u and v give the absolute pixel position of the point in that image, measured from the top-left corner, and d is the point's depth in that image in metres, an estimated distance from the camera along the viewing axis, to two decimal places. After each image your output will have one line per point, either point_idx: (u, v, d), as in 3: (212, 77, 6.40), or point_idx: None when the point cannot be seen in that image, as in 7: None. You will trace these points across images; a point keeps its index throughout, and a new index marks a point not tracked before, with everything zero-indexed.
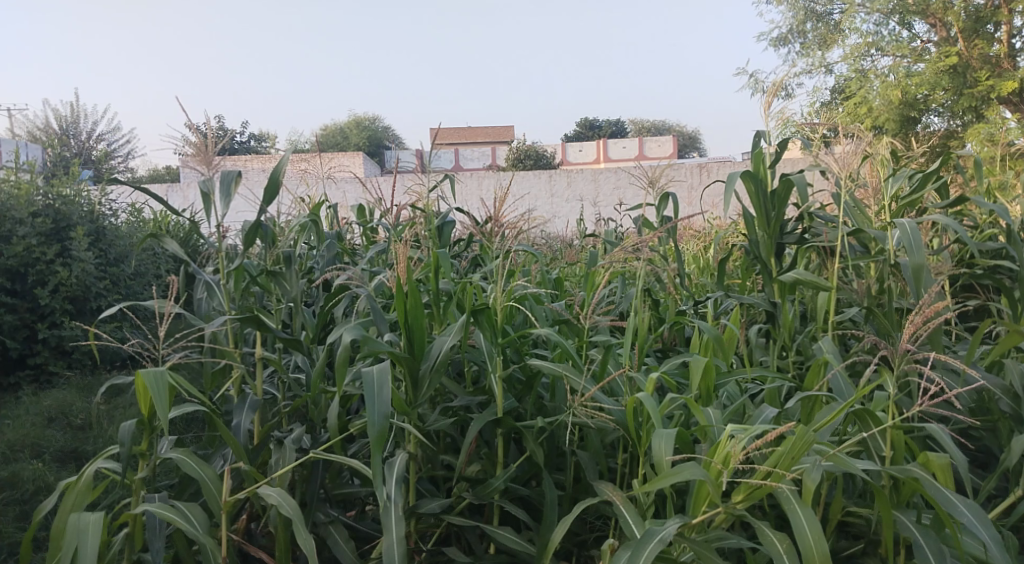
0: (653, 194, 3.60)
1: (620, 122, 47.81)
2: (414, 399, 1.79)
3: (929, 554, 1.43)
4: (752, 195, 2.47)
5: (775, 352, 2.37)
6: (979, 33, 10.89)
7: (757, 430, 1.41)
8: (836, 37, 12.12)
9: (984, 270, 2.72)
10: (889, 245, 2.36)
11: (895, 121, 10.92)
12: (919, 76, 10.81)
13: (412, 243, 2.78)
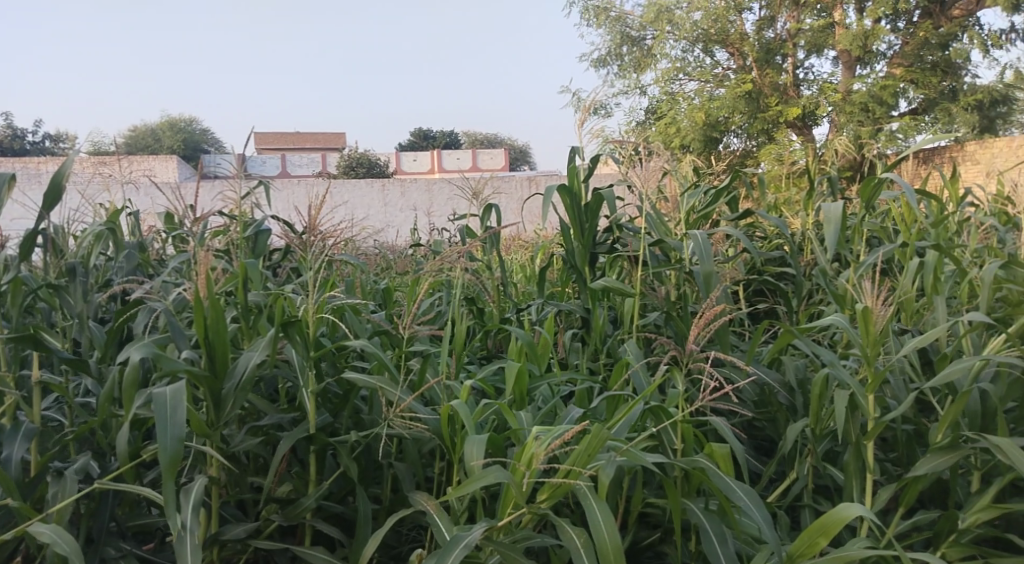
0: (477, 206, 3.63)
1: (452, 134, 48.39)
2: (216, 419, 1.69)
3: (714, 537, 1.55)
4: (567, 207, 2.55)
5: (588, 356, 2.46)
6: (770, 63, 12.03)
7: (559, 430, 1.46)
8: (649, 60, 12.91)
9: (770, 277, 2.98)
10: (686, 254, 2.53)
11: (700, 141, 11.81)
12: (720, 100, 11.75)
13: (222, 254, 2.63)
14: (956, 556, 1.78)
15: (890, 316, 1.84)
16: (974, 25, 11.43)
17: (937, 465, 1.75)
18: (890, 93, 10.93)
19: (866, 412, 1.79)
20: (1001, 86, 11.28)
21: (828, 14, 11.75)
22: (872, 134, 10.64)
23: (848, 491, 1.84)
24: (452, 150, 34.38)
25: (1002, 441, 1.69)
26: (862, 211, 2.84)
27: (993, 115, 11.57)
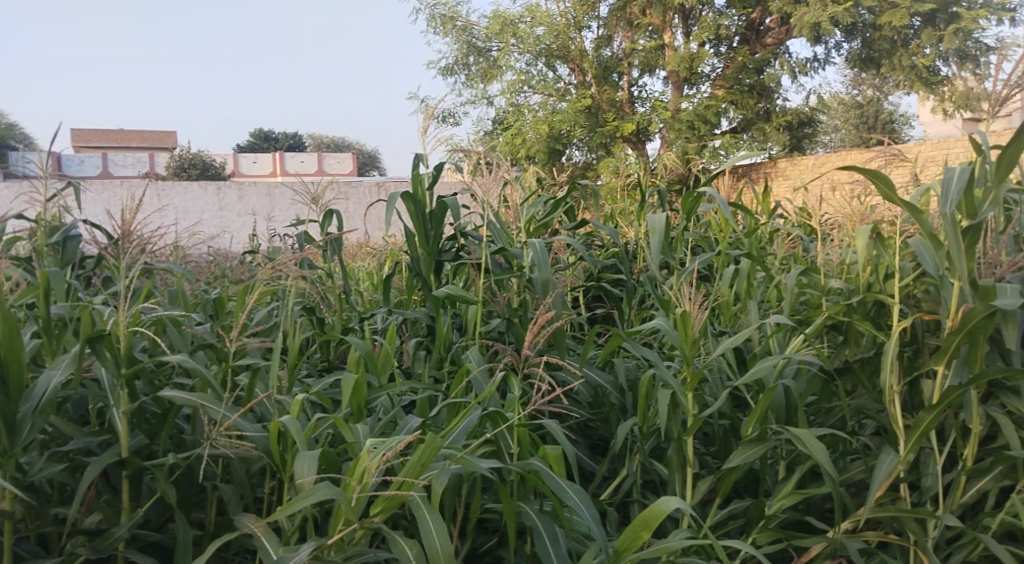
0: (315, 211, 3.51)
1: (296, 139, 46.97)
2: (10, 447, 1.53)
3: (546, 539, 1.58)
4: (412, 214, 2.53)
5: (432, 364, 2.43)
6: (607, 80, 12.57)
7: (391, 441, 1.44)
8: (494, 72, 13.12)
9: (608, 283, 3.10)
10: (526, 262, 2.57)
11: (544, 153, 12.10)
12: (562, 113, 12.13)
13: (24, 262, 2.39)
14: (765, 540, 1.93)
15: (707, 319, 1.96)
16: (785, 53, 12.50)
17: (747, 457, 1.90)
18: (713, 112, 11.73)
19: (687, 409, 1.91)
20: (808, 109, 12.40)
21: (658, 36, 12.44)
22: (697, 151, 11.39)
23: (671, 484, 1.96)
24: (294, 155, 33.33)
25: (802, 432, 1.86)
26: (685, 221, 3.02)
27: (801, 135, 12.70)
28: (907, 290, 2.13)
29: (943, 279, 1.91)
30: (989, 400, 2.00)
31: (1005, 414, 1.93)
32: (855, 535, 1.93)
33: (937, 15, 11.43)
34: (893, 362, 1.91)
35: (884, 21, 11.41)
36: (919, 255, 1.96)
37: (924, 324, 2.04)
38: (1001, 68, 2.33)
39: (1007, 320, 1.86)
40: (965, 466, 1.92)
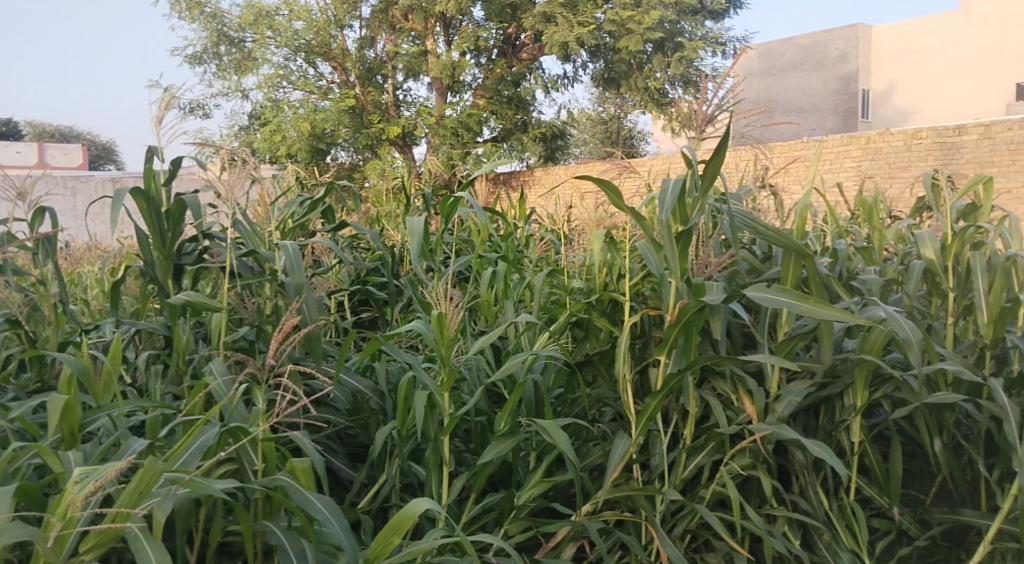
0: (26, 207, 3.07)
1: (14, 126, 41.43)
2: None
3: (293, 556, 1.53)
4: (145, 213, 2.28)
5: (170, 378, 2.21)
6: (371, 82, 12.44)
7: (104, 469, 1.33)
8: (248, 64, 12.46)
9: (372, 286, 3.05)
10: (277, 265, 2.43)
11: (306, 152, 11.76)
12: (324, 112, 11.82)
13: None
14: (516, 530, 2.01)
15: (459, 320, 1.98)
16: (537, 68, 13.20)
17: (499, 451, 1.97)
18: (474, 120, 12.12)
19: (443, 410, 1.93)
20: (559, 123, 13.23)
21: (421, 41, 12.56)
22: (461, 157, 11.68)
23: (428, 485, 1.96)
24: (13, 144, 29.40)
25: (547, 423, 1.96)
26: (442, 225, 3.03)
27: (554, 147, 13.50)
28: (637, 288, 2.32)
29: (664, 278, 2.13)
30: (703, 383, 2.24)
31: (715, 395, 2.18)
32: (596, 516, 2.08)
33: (666, 43, 12.70)
34: (626, 354, 2.08)
35: (622, 45, 12.45)
36: (644, 257, 2.19)
37: (650, 319, 2.25)
38: (720, 90, 2.59)
39: (715, 313, 2.11)
40: (685, 444, 2.14)
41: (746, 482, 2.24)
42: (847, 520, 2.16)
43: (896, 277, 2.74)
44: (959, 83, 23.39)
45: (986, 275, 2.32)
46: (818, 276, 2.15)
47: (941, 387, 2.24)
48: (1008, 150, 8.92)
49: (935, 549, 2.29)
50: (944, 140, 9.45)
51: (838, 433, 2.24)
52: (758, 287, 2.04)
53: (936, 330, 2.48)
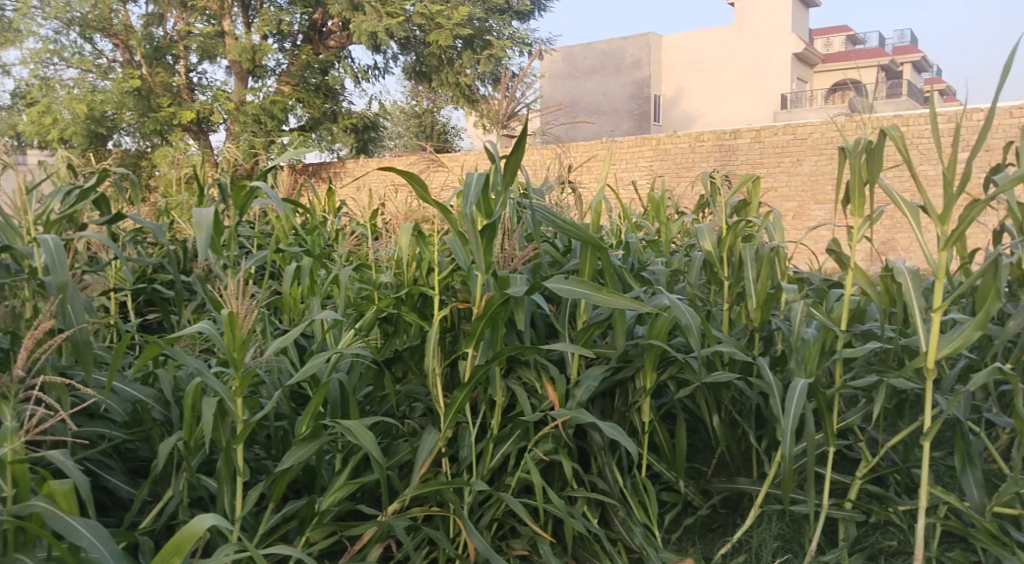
0: None
1: None
2: None
3: None
4: None
5: None
6: (159, 61, 11.51)
7: None
8: (10, 36, 11.18)
9: (159, 285, 2.83)
10: (37, 263, 2.15)
11: (82, 136, 10.82)
12: (104, 92, 10.87)
13: None
14: (319, 536, 1.94)
15: (254, 319, 1.86)
16: (345, 58, 12.85)
17: (300, 455, 1.88)
18: (278, 108, 11.55)
19: (235, 417, 1.81)
20: (370, 115, 13.01)
21: (217, 22, 11.72)
22: (263, 145, 11.21)
23: (221, 498, 1.83)
24: None
25: (351, 423, 1.90)
26: (236, 217, 2.82)
27: (366, 139, 13.28)
28: (445, 282, 2.31)
29: (471, 271, 2.14)
30: (510, 373, 2.27)
31: (521, 385, 2.22)
32: (404, 514, 2.05)
33: (475, 41, 12.83)
34: (436, 347, 2.06)
35: (431, 39, 12.44)
36: (452, 250, 2.18)
37: (459, 311, 2.25)
38: (529, 92, 2.69)
39: (519, 304, 2.15)
40: (493, 434, 2.16)
41: (549, 467, 2.30)
42: (640, 496, 2.28)
43: (681, 268, 2.95)
44: (738, 92, 25.65)
45: (754, 264, 2.54)
46: (613, 267, 2.24)
47: (719, 367, 2.43)
48: (775, 152, 9.99)
49: (716, 517, 2.48)
50: (723, 144, 10.35)
51: (632, 415, 2.36)
52: (559, 279, 2.10)
53: (715, 316, 2.70)
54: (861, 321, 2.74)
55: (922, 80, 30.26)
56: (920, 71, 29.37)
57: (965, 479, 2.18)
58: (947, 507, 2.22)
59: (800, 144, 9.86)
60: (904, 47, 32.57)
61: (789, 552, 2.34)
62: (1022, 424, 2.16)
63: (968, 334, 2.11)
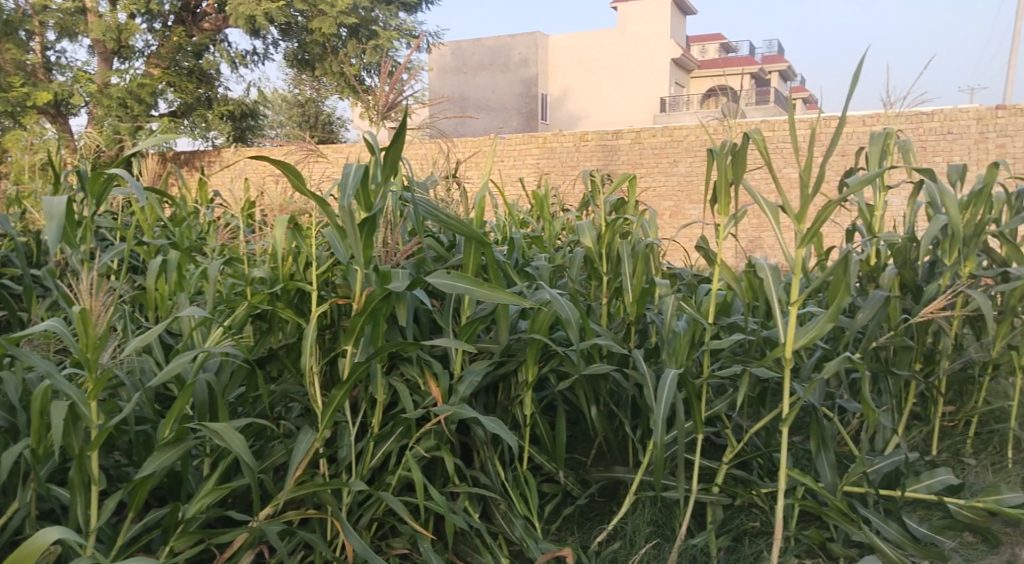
0: None
1: None
2: None
3: None
4: None
5: None
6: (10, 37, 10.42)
7: None
8: None
9: (6, 281, 2.62)
10: None
11: None
12: None
13: None
14: (184, 545, 1.85)
15: (111, 317, 1.74)
16: (221, 42, 12.30)
17: (163, 461, 1.79)
18: (147, 92, 11.07)
19: (89, 422, 1.70)
20: (249, 102, 12.57)
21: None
22: (130, 131, 10.61)
23: (74, 508, 1.72)
24: None
25: (219, 426, 1.82)
26: (92, 207, 2.61)
27: (244, 127, 12.85)
28: (325, 277, 2.25)
29: (349, 266, 2.08)
30: (391, 369, 2.24)
31: (402, 381, 2.19)
32: (279, 518, 1.99)
33: (360, 30, 12.57)
34: (313, 345, 2.00)
35: (314, 26, 12.14)
36: (331, 245, 2.12)
37: (339, 307, 2.19)
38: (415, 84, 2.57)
39: (400, 300, 2.12)
40: (372, 433, 2.13)
41: (431, 463, 2.29)
42: (520, 489, 2.30)
43: (562, 263, 3.00)
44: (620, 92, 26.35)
45: (631, 260, 2.61)
46: (496, 263, 2.24)
47: (597, 360, 2.49)
48: (653, 153, 10.34)
49: (594, 506, 2.54)
50: (606, 143, 10.61)
51: (514, 408, 2.38)
52: (439, 273, 2.08)
53: (594, 310, 2.76)
54: (730, 314, 2.87)
55: (789, 87, 32.07)
56: (786, 79, 31.11)
57: (819, 461, 2.33)
58: (803, 488, 2.36)
59: (677, 145, 10.23)
60: (774, 56, 34.36)
61: (661, 537, 2.43)
62: (868, 408, 2.33)
63: (823, 326, 2.25)
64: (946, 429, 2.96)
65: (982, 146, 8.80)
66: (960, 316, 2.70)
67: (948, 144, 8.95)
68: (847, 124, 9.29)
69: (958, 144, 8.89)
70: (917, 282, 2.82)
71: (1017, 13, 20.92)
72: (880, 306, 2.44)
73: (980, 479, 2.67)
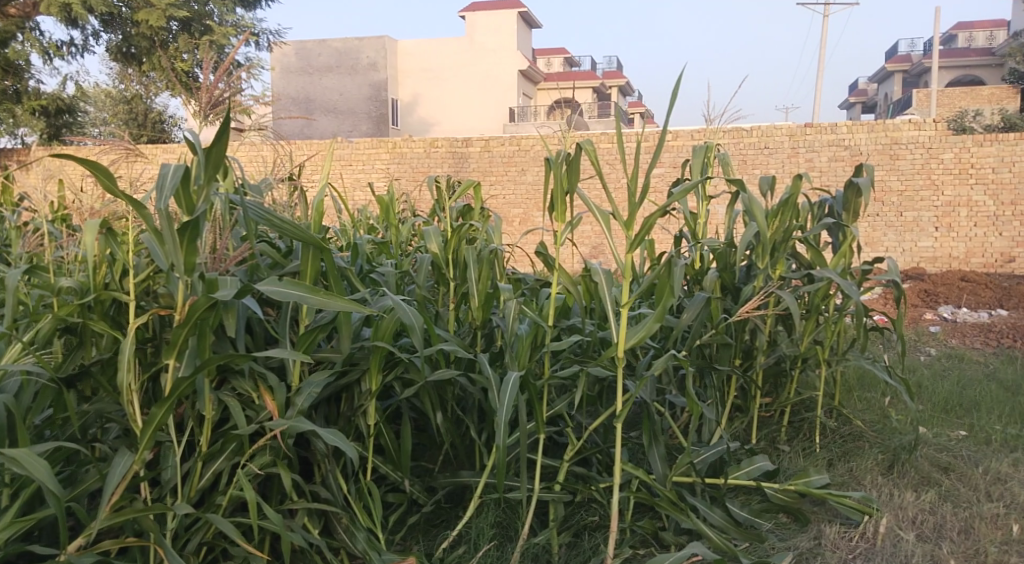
0: None
1: None
2: None
3: None
4: None
5: None
6: None
7: None
8: None
9: None
10: None
11: None
12: None
13: None
14: None
15: None
16: (32, 30, 11.23)
17: None
18: None
19: None
20: (66, 96, 11.58)
21: None
22: None
23: None
24: None
25: (17, 453, 1.65)
26: None
27: (61, 124, 11.82)
28: (145, 287, 2.10)
29: (171, 274, 1.95)
30: (222, 384, 2.12)
31: (234, 395, 2.08)
32: (91, 549, 1.84)
33: (193, 24, 11.86)
34: (130, 360, 1.86)
35: (140, 18, 11.37)
36: (151, 252, 1.98)
37: (161, 319, 2.05)
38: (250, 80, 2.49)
39: (228, 309, 2.01)
40: (200, 452, 2.01)
41: (267, 480, 2.19)
42: (363, 501, 2.25)
43: (409, 269, 2.96)
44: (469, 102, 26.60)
45: (476, 265, 2.60)
46: (334, 269, 2.17)
47: (441, 366, 2.48)
48: (502, 161, 10.49)
49: (439, 512, 2.52)
50: (455, 151, 10.63)
51: (357, 419, 2.31)
52: (270, 281, 1.99)
53: (440, 316, 2.74)
54: (570, 317, 2.94)
55: (628, 102, 33.54)
56: (624, 94, 32.52)
57: (651, 454, 2.43)
58: (638, 481, 2.47)
59: (525, 154, 10.43)
60: (614, 71, 35.74)
61: (505, 538, 2.45)
62: (693, 402, 2.47)
63: (652, 326, 2.36)
64: (765, 420, 3.19)
65: (794, 161, 9.59)
66: (773, 315, 2.92)
67: (766, 158, 9.69)
68: (679, 138, 9.84)
69: (774, 159, 9.65)
70: (736, 284, 3.03)
71: (823, 40, 22.96)
72: (703, 307, 2.61)
73: (793, 463, 2.90)
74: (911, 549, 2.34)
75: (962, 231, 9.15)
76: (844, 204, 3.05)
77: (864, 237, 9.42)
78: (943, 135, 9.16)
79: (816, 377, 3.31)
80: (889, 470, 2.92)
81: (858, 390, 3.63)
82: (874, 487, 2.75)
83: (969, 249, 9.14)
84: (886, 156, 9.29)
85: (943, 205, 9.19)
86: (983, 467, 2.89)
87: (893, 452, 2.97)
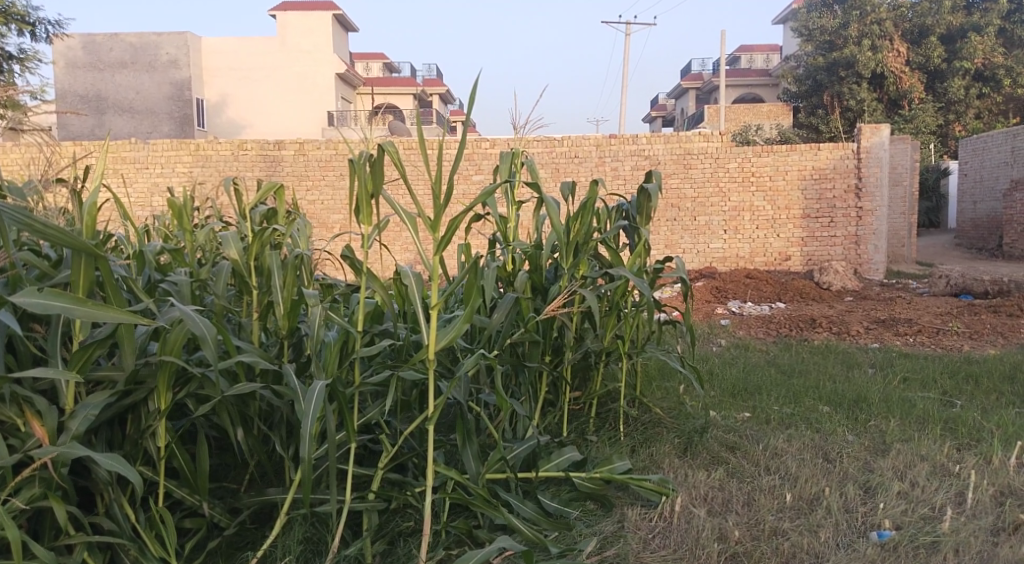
0: None
1: None
2: None
3: None
4: None
5: None
6: None
7: None
8: None
9: None
10: None
11: None
12: None
13: None
14: None
15: None
16: None
17: None
18: None
19: None
20: None
21: None
22: None
23: None
24: None
25: None
26: None
27: None
28: None
29: None
30: None
31: None
32: None
33: None
34: None
35: None
36: None
37: None
38: None
39: None
40: None
41: (38, 515, 1.98)
42: (154, 529, 2.08)
43: (207, 278, 2.78)
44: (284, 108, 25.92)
45: (281, 271, 2.48)
46: (112, 278, 1.99)
47: (241, 379, 2.34)
48: (318, 166, 10.20)
49: (243, 533, 2.38)
50: (267, 154, 10.18)
51: (144, 441, 2.13)
52: (26, 292, 1.79)
53: (241, 327, 2.60)
54: (381, 321, 2.89)
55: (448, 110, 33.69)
56: (443, 103, 32.64)
57: (464, 452, 2.44)
58: (452, 482, 2.46)
59: (343, 158, 10.19)
60: (433, 80, 35.67)
61: (314, 555, 2.36)
62: (503, 399, 2.52)
63: (459, 329, 2.37)
64: (574, 413, 3.31)
65: (601, 169, 10.10)
66: (577, 313, 3.04)
67: (576, 167, 10.11)
68: (495, 146, 10.04)
69: (583, 167, 10.09)
70: (545, 285, 3.12)
71: (624, 56, 24.27)
72: (512, 307, 2.67)
73: (600, 452, 3.03)
74: (702, 524, 2.51)
75: (747, 233, 10.05)
76: (637, 209, 3.24)
77: (664, 240, 10.11)
78: (727, 147, 9.97)
79: (619, 370, 3.48)
80: (683, 453, 3.13)
81: (658, 381, 3.87)
82: (671, 470, 2.94)
83: (753, 250, 10.07)
84: (680, 164, 10.00)
85: (730, 210, 10.03)
86: (763, 444, 3.17)
87: (687, 435, 3.19)
